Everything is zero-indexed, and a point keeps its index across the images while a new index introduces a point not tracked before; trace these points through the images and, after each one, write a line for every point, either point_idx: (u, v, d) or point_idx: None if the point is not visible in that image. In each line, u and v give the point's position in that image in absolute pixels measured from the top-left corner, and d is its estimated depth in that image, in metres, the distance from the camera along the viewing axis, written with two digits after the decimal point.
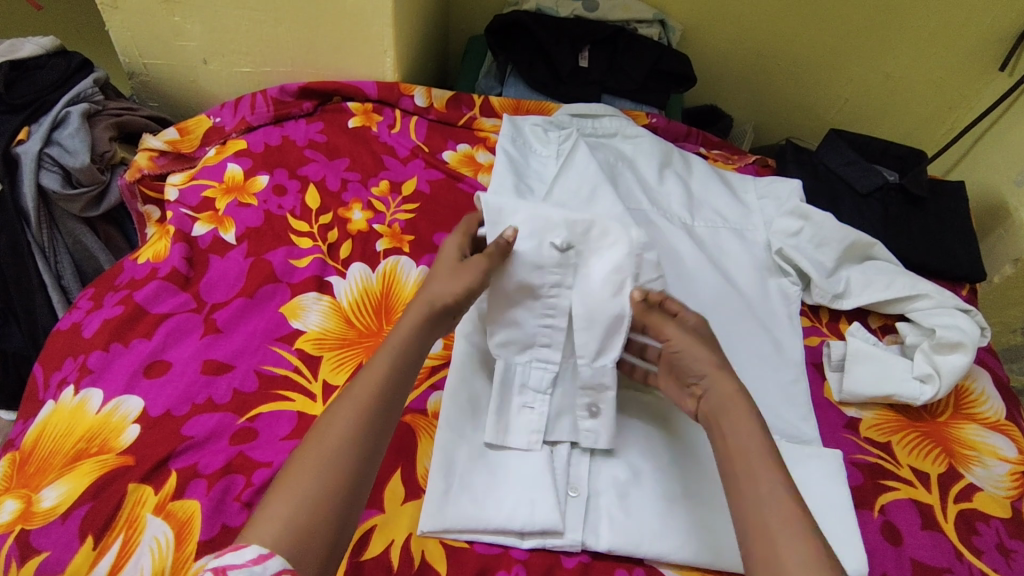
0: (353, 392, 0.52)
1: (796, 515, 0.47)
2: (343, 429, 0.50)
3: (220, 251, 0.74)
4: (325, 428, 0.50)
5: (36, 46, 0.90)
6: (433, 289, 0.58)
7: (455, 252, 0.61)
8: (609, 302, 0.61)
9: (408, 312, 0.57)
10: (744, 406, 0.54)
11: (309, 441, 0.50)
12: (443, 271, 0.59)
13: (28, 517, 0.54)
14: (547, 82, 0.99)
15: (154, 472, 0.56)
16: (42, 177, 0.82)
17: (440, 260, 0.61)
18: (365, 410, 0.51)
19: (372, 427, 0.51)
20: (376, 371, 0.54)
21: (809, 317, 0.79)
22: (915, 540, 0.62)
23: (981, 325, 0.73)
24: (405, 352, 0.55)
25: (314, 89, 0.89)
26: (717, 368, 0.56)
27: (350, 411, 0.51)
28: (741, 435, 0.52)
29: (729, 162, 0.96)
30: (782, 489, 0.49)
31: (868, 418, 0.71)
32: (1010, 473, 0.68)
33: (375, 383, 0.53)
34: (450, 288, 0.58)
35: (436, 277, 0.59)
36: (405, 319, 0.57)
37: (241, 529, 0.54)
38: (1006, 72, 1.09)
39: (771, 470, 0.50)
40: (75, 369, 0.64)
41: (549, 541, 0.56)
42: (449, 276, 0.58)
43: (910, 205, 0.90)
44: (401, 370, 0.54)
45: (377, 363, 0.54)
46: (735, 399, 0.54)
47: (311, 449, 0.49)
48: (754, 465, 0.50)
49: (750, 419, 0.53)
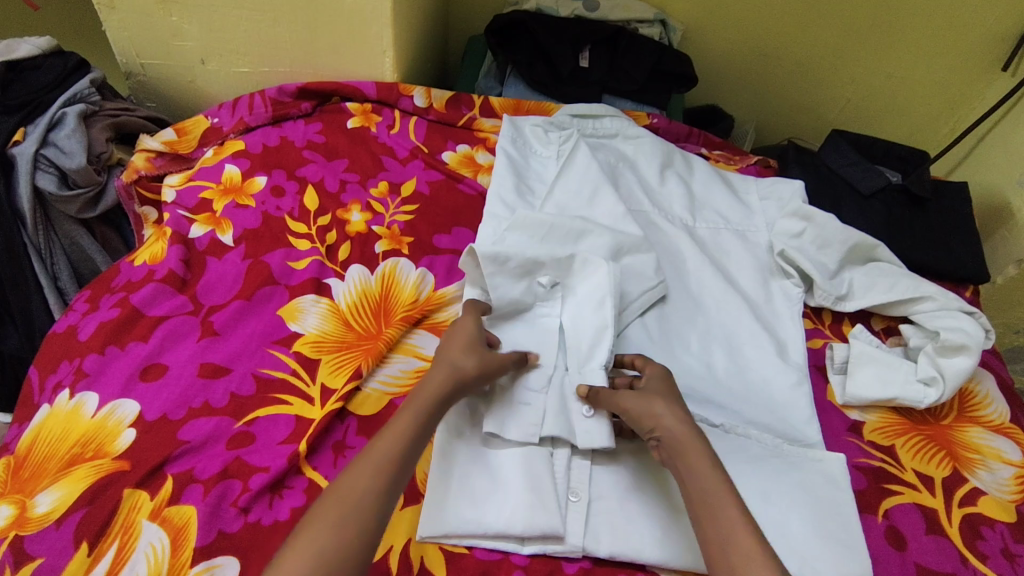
0: (375, 449, 0.49)
1: (760, 554, 0.45)
2: (366, 485, 0.47)
3: (218, 253, 0.73)
4: (347, 481, 0.47)
5: (32, 47, 0.89)
6: (457, 358, 0.56)
7: (472, 323, 0.60)
8: (595, 317, 0.66)
9: (431, 377, 0.55)
10: (700, 447, 0.52)
11: (331, 493, 0.47)
12: (462, 341, 0.58)
13: (22, 523, 0.54)
14: (547, 82, 0.99)
15: (150, 477, 0.56)
16: (38, 178, 0.81)
17: (455, 329, 0.60)
18: (389, 467, 0.48)
19: (394, 483, 0.48)
20: (401, 427, 0.51)
21: (811, 319, 0.79)
22: (920, 545, 0.61)
23: (986, 327, 0.72)
24: (431, 412, 0.53)
25: (312, 89, 0.89)
26: (669, 411, 0.54)
27: (372, 469, 0.48)
28: (701, 477, 0.50)
29: (731, 162, 0.95)
30: (746, 528, 0.47)
31: (871, 422, 0.70)
32: (1015, 476, 0.67)
33: (400, 440, 0.50)
34: (472, 359, 0.57)
35: (454, 346, 0.57)
36: (431, 381, 0.54)
37: (238, 535, 0.53)
38: (1009, 72, 1.09)
39: (735, 511, 0.48)
40: (70, 373, 0.64)
41: (548, 547, 0.55)
42: (468, 348, 0.57)
43: (913, 206, 0.89)
44: (426, 428, 0.52)
45: (401, 420, 0.52)
46: (690, 441, 0.52)
47: (333, 501, 0.46)
48: (716, 508, 0.48)
49: (708, 460, 0.51)
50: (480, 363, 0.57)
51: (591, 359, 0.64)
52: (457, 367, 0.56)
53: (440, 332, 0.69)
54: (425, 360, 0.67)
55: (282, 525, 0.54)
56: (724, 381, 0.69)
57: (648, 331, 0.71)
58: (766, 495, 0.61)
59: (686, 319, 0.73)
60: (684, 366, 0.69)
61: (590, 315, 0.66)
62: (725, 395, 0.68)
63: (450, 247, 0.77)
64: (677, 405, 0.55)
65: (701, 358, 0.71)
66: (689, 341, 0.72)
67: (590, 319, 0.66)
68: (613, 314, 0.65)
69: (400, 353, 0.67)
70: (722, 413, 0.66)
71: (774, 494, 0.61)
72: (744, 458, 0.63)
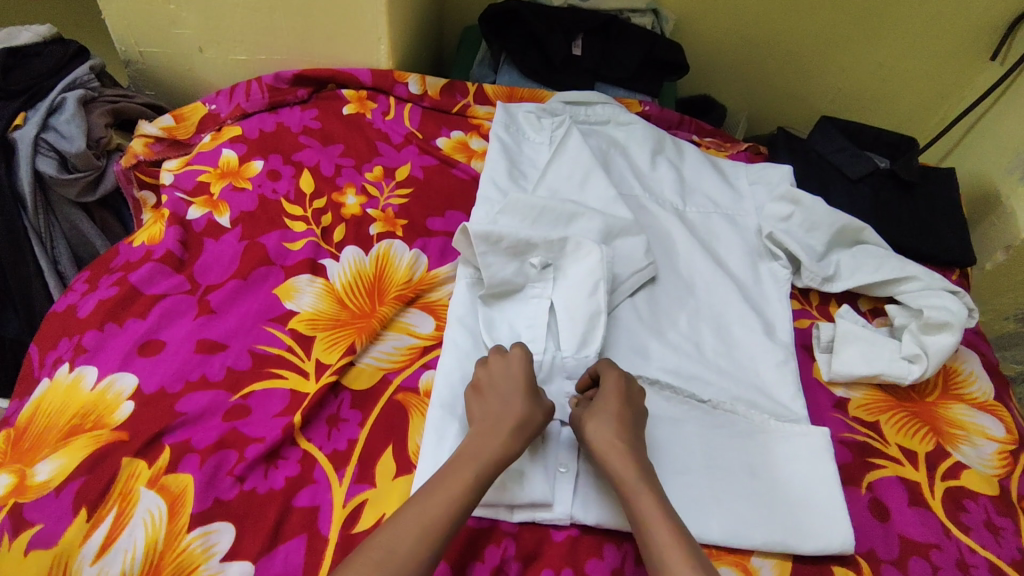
0: (424, 504, 0.49)
1: None
2: (410, 550, 0.47)
3: (215, 234, 0.75)
4: (391, 544, 0.47)
5: (32, 35, 0.90)
6: (522, 414, 0.55)
7: (528, 368, 0.58)
8: (587, 300, 0.67)
9: (495, 432, 0.54)
10: (629, 473, 0.53)
11: (370, 553, 0.46)
12: (523, 390, 0.56)
13: (22, 491, 0.55)
14: (539, 70, 1.00)
15: (148, 447, 0.57)
16: (38, 162, 0.82)
17: (512, 371, 0.58)
18: (438, 533, 0.48)
19: (439, 547, 0.48)
20: (453, 488, 0.50)
21: (799, 300, 0.80)
22: (902, 516, 0.62)
23: (969, 306, 0.74)
24: (489, 471, 0.52)
25: (308, 76, 0.90)
26: (597, 437, 0.55)
27: (417, 535, 0.47)
28: (633, 504, 0.52)
29: (722, 149, 0.97)
30: (678, 551, 0.48)
31: (857, 398, 0.71)
32: (998, 452, 0.69)
33: (453, 503, 0.49)
34: (533, 412, 0.56)
35: (515, 396, 0.56)
36: (496, 439, 0.53)
37: (234, 502, 0.55)
38: (997, 61, 1.10)
39: (670, 535, 0.50)
40: (70, 348, 0.65)
41: (537, 515, 0.56)
42: (530, 400, 0.56)
43: (901, 191, 0.90)
44: (481, 488, 0.51)
45: (454, 479, 0.51)
46: (620, 467, 0.54)
47: (371, 562, 0.46)
48: (651, 536, 0.50)
49: (639, 485, 0.52)
50: (540, 418, 0.56)
51: (586, 345, 0.65)
52: (521, 424, 0.55)
53: (432, 312, 0.71)
54: (418, 337, 0.68)
55: (276, 494, 0.55)
56: (712, 359, 0.70)
57: (638, 310, 0.72)
58: (751, 468, 0.62)
59: (676, 299, 0.74)
60: (673, 343, 0.70)
61: (584, 299, 0.67)
62: (713, 373, 0.69)
63: (443, 229, 0.78)
64: (607, 425, 0.55)
65: (690, 338, 0.71)
66: (677, 321, 0.72)
67: (583, 302, 0.67)
68: (605, 300, 0.67)
69: (394, 331, 0.68)
70: (710, 389, 0.67)
71: (759, 467, 0.63)
72: (732, 433, 0.64)
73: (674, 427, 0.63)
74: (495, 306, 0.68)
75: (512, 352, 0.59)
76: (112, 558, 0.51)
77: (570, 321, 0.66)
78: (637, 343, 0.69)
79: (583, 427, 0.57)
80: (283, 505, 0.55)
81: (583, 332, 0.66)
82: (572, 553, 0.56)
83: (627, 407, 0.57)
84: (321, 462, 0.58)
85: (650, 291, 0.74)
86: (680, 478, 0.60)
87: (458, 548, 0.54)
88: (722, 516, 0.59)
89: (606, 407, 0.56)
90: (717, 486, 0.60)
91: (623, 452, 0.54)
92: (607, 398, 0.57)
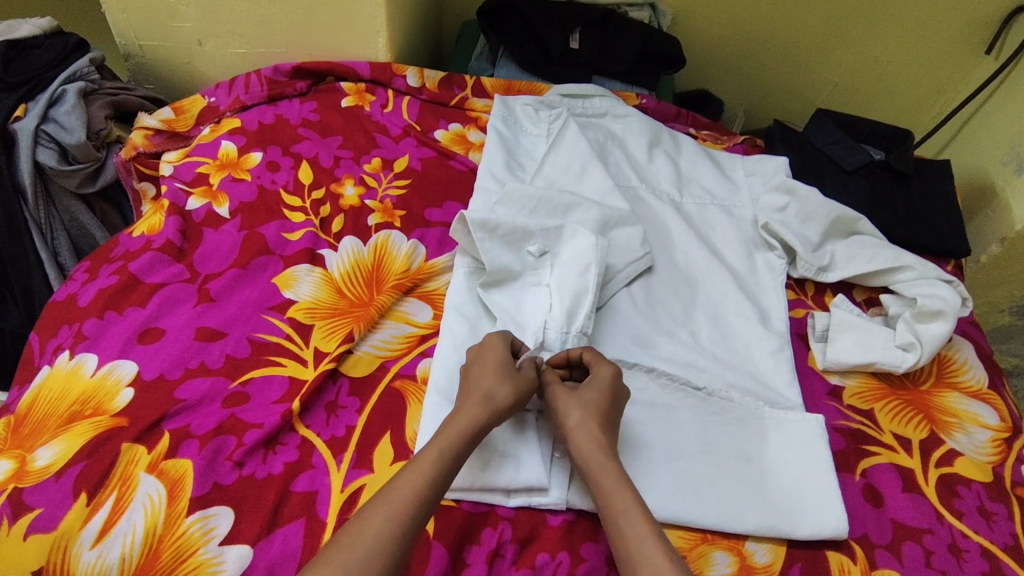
0: (393, 489, 0.49)
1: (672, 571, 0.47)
2: (379, 530, 0.47)
3: (214, 224, 0.75)
4: (359, 527, 0.47)
5: (33, 27, 0.92)
6: (489, 385, 0.56)
7: (502, 349, 0.59)
8: (577, 277, 0.67)
9: (465, 410, 0.55)
10: (607, 465, 0.54)
11: (341, 538, 0.47)
12: (496, 369, 0.57)
13: (22, 476, 0.55)
14: (537, 63, 1.01)
15: (148, 433, 0.57)
16: (38, 153, 0.83)
17: (486, 355, 0.58)
18: (406, 511, 0.48)
19: (411, 525, 0.48)
20: (423, 466, 0.51)
21: (795, 290, 0.80)
22: (896, 502, 0.63)
23: (963, 295, 0.75)
24: (458, 448, 0.52)
25: (307, 68, 0.91)
26: (581, 426, 0.55)
27: (385, 513, 0.48)
28: (606, 491, 0.52)
29: (719, 142, 0.98)
30: (648, 537, 0.49)
31: (851, 386, 0.72)
32: (991, 439, 0.69)
33: (421, 481, 0.50)
34: (502, 385, 0.56)
35: (485, 375, 0.56)
36: (462, 415, 0.54)
37: (232, 487, 0.55)
38: (993, 55, 1.11)
39: (642, 522, 0.50)
40: (70, 336, 0.65)
41: (531, 499, 0.57)
42: (503, 374, 0.56)
43: (897, 182, 0.91)
44: (451, 465, 0.52)
45: (423, 458, 0.51)
46: (597, 459, 0.54)
47: (341, 546, 0.46)
48: (621, 522, 0.51)
49: (615, 476, 0.53)
50: (508, 390, 0.56)
51: (571, 319, 0.65)
52: (488, 395, 0.55)
53: (430, 301, 0.71)
54: (416, 326, 0.69)
55: (275, 478, 0.56)
56: (708, 348, 0.71)
57: (634, 298, 0.72)
58: (745, 454, 0.63)
59: (673, 288, 0.75)
60: (669, 331, 0.71)
61: (575, 276, 0.68)
62: (708, 361, 0.69)
63: (442, 220, 0.79)
64: (593, 415, 0.55)
65: (686, 327, 0.72)
66: (675, 311, 0.73)
67: (572, 279, 0.68)
68: (595, 278, 0.67)
69: (392, 319, 0.69)
70: (706, 377, 0.68)
71: (753, 453, 0.63)
72: (726, 419, 0.65)
73: (670, 414, 0.64)
74: (490, 289, 0.68)
75: (487, 339, 0.60)
76: (113, 541, 0.52)
77: (562, 301, 0.66)
78: (634, 331, 0.70)
79: (567, 414, 0.56)
80: (281, 489, 0.55)
81: (572, 311, 0.66)
82: (568, 536, 0.56)
83: (611, 398, 0.57)
84: (320, 447, 0.58)
85: (646, 281, 0.74)
86: (676, 463, 0.61)
87: (456, 531, 0.55)
88: (717, 501, 0.59)
89: (592, 397, 0.57)
90: (712, 471, 0.61)
91: (603, 444, 0.55)
92: (594, 389, 0.57)
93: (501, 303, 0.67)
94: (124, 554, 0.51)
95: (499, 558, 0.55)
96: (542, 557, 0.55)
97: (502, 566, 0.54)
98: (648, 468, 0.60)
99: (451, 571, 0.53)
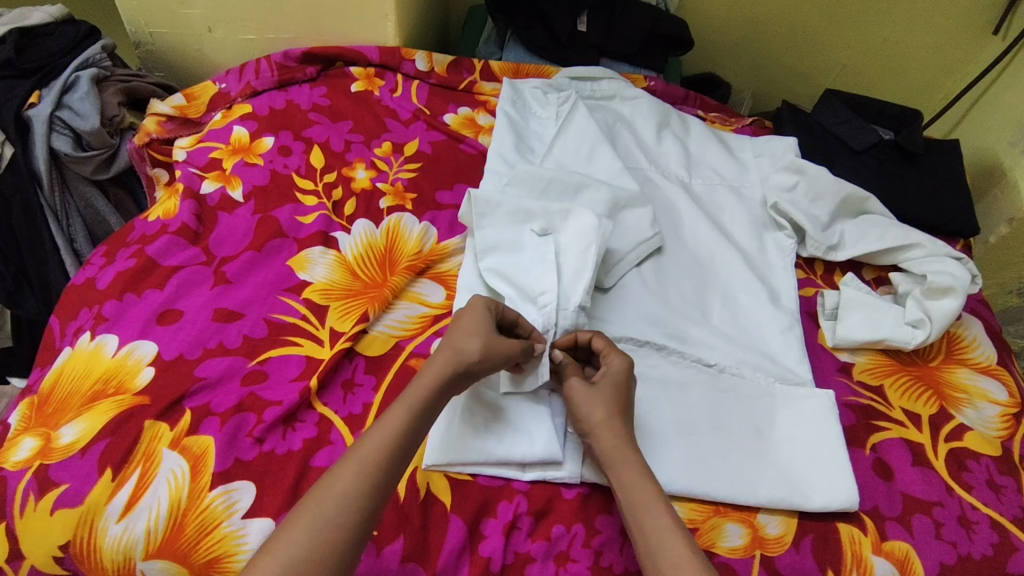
0: (363, 444, 0.50)
1: (693, 558, 0.48)
2: (347, 488, 0.47)
3: (228, 208, 0.76)
4: (328, 486, 0.48)
5: (44, 15, 0.93)
6: (456, 343, 0.55)
7: (482, 309, 0.58)
8: (580, 257, 0.67)
9: (433, 365, 0.54)
10: (628, 458, 0.54)
11: (310, 495, 0.47)
12: (467, 326, 0.56)
13: (47, 453, 0.57)
14: (545, 45, 1.01)
15: (170, 411, 0.58)
16: (53, 139, 0.84)
17: (461, 315, 0.57)
18: (373, 467, 0.49)
19: (379, 483, 0.49)
20: (391, 423, 0.51)
21: (804, 269, 0.81)
22: (906, 476, 0.63)
23: (972, 272, 0.76)
24: (425, 404, 0.52)
25: (317, 53, 0.91)
26: (605, 424, 0.55)
27: (354, 470, 0.48)
28: (620, 477, 0.53)
29: (728, 124, 0.98)
30: (663, 522, 0.50)
31: (861, 362, 0.73)
32: (1000, 414, 0.70)
33: (389, 438, 0.50)
34: (474, 343, 0.55)
35: (454, 334, 0.56)
36: (430, 369, 0.54)
37: (254, 462, 0.56)
38: (1000, 35, 1.10)
39: (656, 509, 0.51)
40: (90, 318, 0.66)
41: (547, 473, 0.58)
42: (474, 331, 0.55)
43: (906, 161, 0.91)
44: (419, 423, 0.52)
45: (392, 414, 0.51)
46: (620, 454, 0.54)
47: (311, 504, 0.47)
48: (636, 508, 0.51)
49: (637, 470, 0.53)
50: (476, 347, 0.55)
51: (567, 299, 0.64)
52: (456, 352, 0.55)
53: (443, 282, 0.72)
54: (429, 307, 0.69)
55: (295, 454, 0.57)
56: (719, 327, 0.71)
57: (644, 278, 0.73)
58: (756, 429, 0.64)
59: (682, 268, 0.75)
60: (680, 310, 0.71)
61: (575, 257, 0.67)
62: (719, 338, 0.70)
63: (452, 203, 0.79)
64: (615, 413, 0.56)
65: (697, 305, 0.73)
66: (685, 291, 0.73)
67: (573, 260, 0.67)
68: (595, 258, 0.66)
69: (405, 300, 0.69)
70: (716, 355, 0.69)
71: (764, 428, 0.64)
72: (737, 396, 0.65)
73: (680, 391, 0.64)
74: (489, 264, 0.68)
75: (471, 300, 0.59)
76: (138, 515, 0.54)
77: (560, 278, 0.66)
78: (644, 311, 0.70)
79: (588, 412, 0.56)
80: (302, 464, 0.56)
81: (574, 286, 0.65)
82: (582, 510, 0.57)
83: (621, 392, 0.57)
84: (337, 424, 0.59)
85: (656, 261, 0.75)
86: (687, 438, 0.61)
87: (472, 506, 0.56)
88: (728, 475, 0.60)
89: (613, 394, 0.57)
90: (722, 445, 0.62)
91: (620, 433, 0.55)
92: (611, 384, 0.57)
93: (501, 276, 0.67)
94: (149, 528, 0.53)
95: (516, 530, 0.56)
96: (557, 529, 0.56)
97: (518, 539, 0.55)
98: (661, 443, 0.61)
99: (469, 543, 0.55)
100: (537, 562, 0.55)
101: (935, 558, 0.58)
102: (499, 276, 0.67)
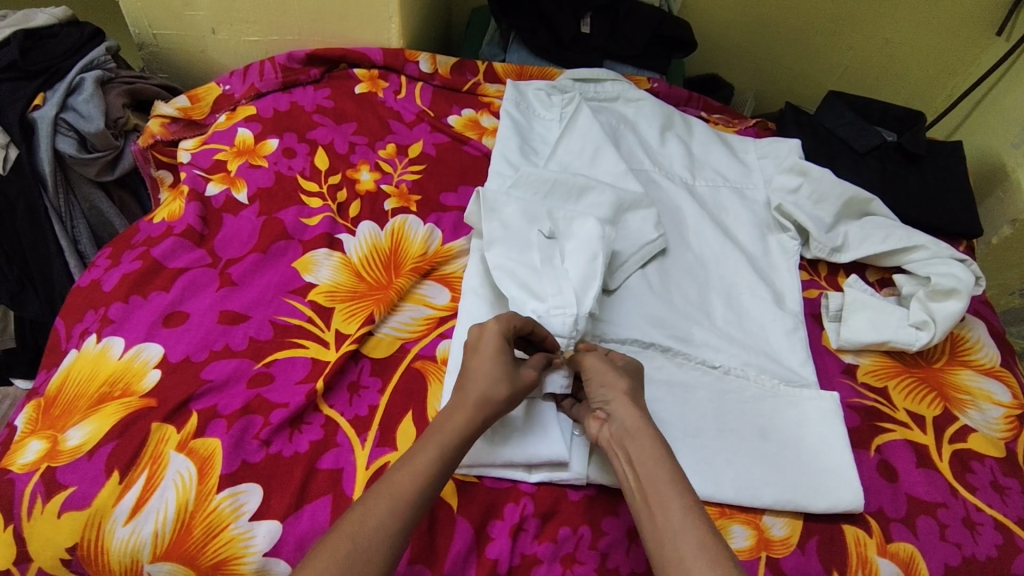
0: (393, 480, 0.48)
1: (715, 541, 0.47)
2: (382, 526, 0.46)
3: (233, 210, 0.76)
4: (362, 516, 0.46)
5: (49, 17, 0.94)
6: (485, 388, 0.53)
7: (503, 344, 0.55)
8: (585, 261, 0.67)
9: (461, 407, 0.53)
10: (650, 433, 0.53)
11: (342, 528, 0.46)
12: (489, 366, 0.54)
13: (54, 456, 0.57)
14: (549, 47, 1.01)
15: (176, 413, 0.59)
16: (58, 141, 0.84)
17: (481, 350, 0.55)
18: (406, 504, 0.47)
19: (410, 524, 0.47)
20: (419, 465, 0.49)
21: (808, 271, 0.81)
22: (911, 477, 0.64)
23: (976, 274, 0.76)
24: (456, 448, 0.51)
25: (320, 55, 0.91)
26: (626, 400, 0.55)
27: (388, 509, 0.47)
28: (639, 451, 0.52)
29: (731, 125, 0.98)
30: (683, 503, 0.49)
31: (865, 364, 0.73)
32: (1005, 416, 0.70)
33: (420, 478, 0.49)
34: (502, 391, 0.53)
35: (477, 376, 0.54)
36: (458, 416, 0.52)
37: (260, 464, 0.57)
38: (1003, 36, 1.10)
39: (675, 488, 0.50)
40: (96, 320, 0.67)
41: (553, 475, 0.58)
42: (500, 377, 0.54)
43: (909, 163, 0.91)
44: (448, 464, 0.51)
45: (420, 455, 0.50)
46: (641, 430, 0.53)
47: (345, 532, 0.45)
48: (656, 486, 0.50)
49: (658, 447, 0.52)
50: (505, 395, 0.54)
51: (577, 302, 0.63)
52: (484, 399, 0.53)
53: (448, 284, 0.72)
54: (435, 308, 0.69)
55: (301, 456, 0.57)
56: (723, 328, 0.72)
57: (649, 279, 0.73)
58: (762, 430, 0.64)
59: (687, 271, 0.75)
60: (685, 312, 0.72)
61: (582, 263, 0.67)
62: (724, 341, 0.70)
63: (457, 204, 0.79)
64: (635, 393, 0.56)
65: (701, 308, 0.73)
66: (689, 292, 0.73)
67: (580, 266, 0.66)
68: (603, 265, 0.66)
69: (411, 302, 0.70)
70: (720, 356, 0.69)
71: (769, 429, 0.64)
72: (742, 398, 0.66)
73: (687, 392, 0.65)
74: (496, 264, 0.67)
75: (487, 325, 0.56)
76: (145, 517, 0.54)
77: (570, 283, 0.65)
78: (651, 314, 0.70)
79: (614, 391, 0.56)
80: (308, 467, 0.56)
81: (582, 290, 0.64)
82: (587, 512, 0.57)
83: (637, 386, 0.57)
84: (343, 426, 0.60)
85: (660, 263, 0.75)
86: (692, 440, 0.62)
87: (479, 508, 0.56)
88: (734, 476, 0.60)
89: (631, 380, 0.57)
90: (728, 447, 0.62)
91: (643, 411, 0.55)
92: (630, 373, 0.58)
93: (507, 272, 0.66)
94: (156, 530, 0.53)
95: (522, 532, 0.56)
96: (564, 531, 0.56)
97: (525, 540, 0.56)
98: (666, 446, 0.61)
99: (475, 545, 0.55)
100: (543, 563, 0.55)
101: (940, 559, 0.59)
102: (503, 270, 0.66)
